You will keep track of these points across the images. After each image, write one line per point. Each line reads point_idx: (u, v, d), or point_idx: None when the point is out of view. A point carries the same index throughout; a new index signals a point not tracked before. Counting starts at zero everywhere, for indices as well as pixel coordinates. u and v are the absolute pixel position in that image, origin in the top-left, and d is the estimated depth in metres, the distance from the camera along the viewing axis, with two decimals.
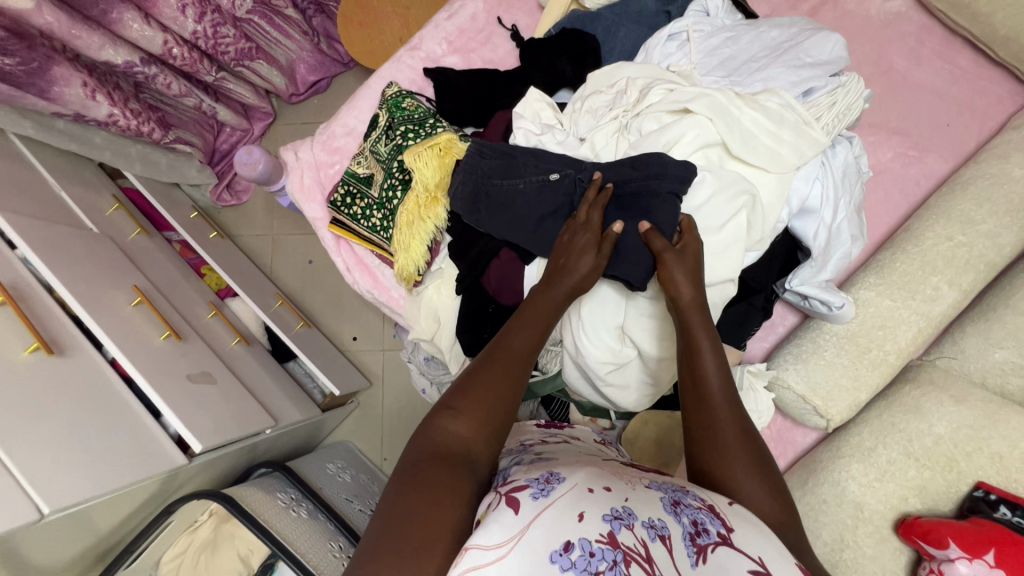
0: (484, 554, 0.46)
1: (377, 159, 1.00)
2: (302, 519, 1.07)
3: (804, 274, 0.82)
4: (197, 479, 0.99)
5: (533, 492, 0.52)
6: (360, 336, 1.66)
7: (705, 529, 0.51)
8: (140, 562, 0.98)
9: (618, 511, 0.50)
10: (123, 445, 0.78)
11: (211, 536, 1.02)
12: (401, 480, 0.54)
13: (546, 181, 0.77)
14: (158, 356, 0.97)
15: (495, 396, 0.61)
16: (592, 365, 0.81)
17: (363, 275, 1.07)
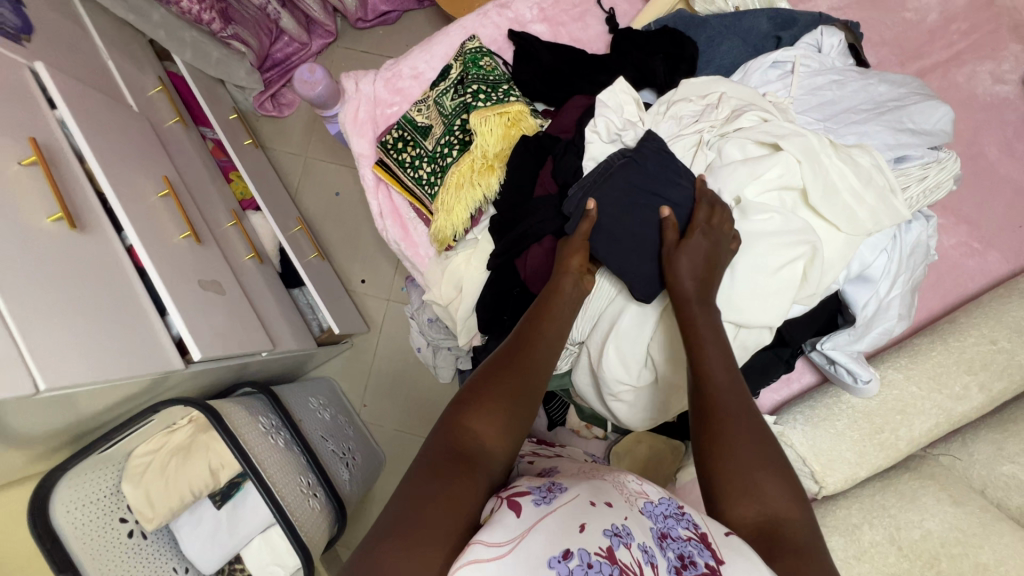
0: (487, 550, 0.46)
1: (439, 112, 0.96)
2: (275, 452, 1.05)
3: (839, 339, 0.81)
4: (185, 385, 0.97)
5: (535, 498, 0.53)
6: (368, 279, 1.64)
7: (693, 562, 0.50)
8: (112, 452, 0.98)
9: (618, 528, 0.50)
10: (126, 339, 0.77)
11: (185, 442, 1.02)
12: (415, 470, 0.55)
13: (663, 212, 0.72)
14: (173, 253, 0.94)
15: (512, 393, 0.62)
16: (607, 380, 0.81)
17: (395, 225, 1.04)
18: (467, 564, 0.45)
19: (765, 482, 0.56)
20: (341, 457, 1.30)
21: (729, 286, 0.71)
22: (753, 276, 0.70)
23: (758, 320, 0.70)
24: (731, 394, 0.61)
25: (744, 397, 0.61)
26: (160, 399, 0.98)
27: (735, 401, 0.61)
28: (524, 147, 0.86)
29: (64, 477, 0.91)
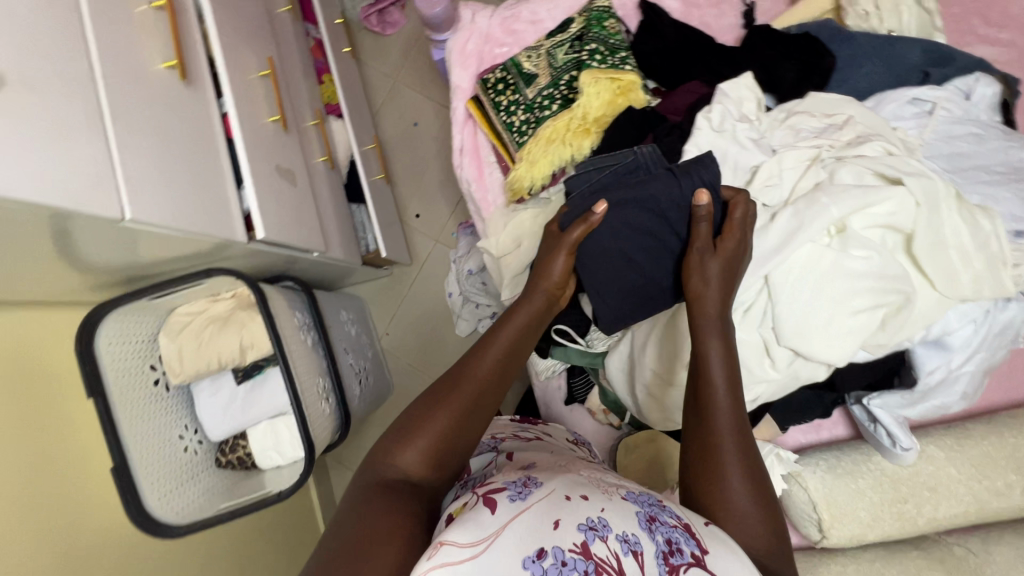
0: (457, 550, 0.48)
1: (549, 63, 0.94)
2: (304, 350, 1.08)
3: (891, 400, 0.77)
4: (240, 260, 1.00)
5: (510, 494, 0.54)
6: (423, 215, 1.66)
7: (680, 549, 0.51)
8: (158, 304, 1.03)
9: (594, 522, 0.51)
10: (196, 201, 0.78)
11: (225, 314, 1.07)
12: (347, 508, 0.57)
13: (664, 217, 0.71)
14: (260, 133, 0.96)
15: (448, 422, 0.63)
16: (644, 365, 0.80)
17: (471, 163, 1.04)
18: (441, 565, 0.46)
19: (750, 506, 0.57)
20: (357, 373, 1.34)
21: (806, 312, 0.67)
22: (833, 307, 0.66)
23: (822, 355, 0.67)
24: (729, 419, 0.61)
25: (744, 423, 0.61)
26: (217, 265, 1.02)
27: (733, 428, 0.60)
28: (627, 117, 0.83)
29: (114, 312, 0.95)
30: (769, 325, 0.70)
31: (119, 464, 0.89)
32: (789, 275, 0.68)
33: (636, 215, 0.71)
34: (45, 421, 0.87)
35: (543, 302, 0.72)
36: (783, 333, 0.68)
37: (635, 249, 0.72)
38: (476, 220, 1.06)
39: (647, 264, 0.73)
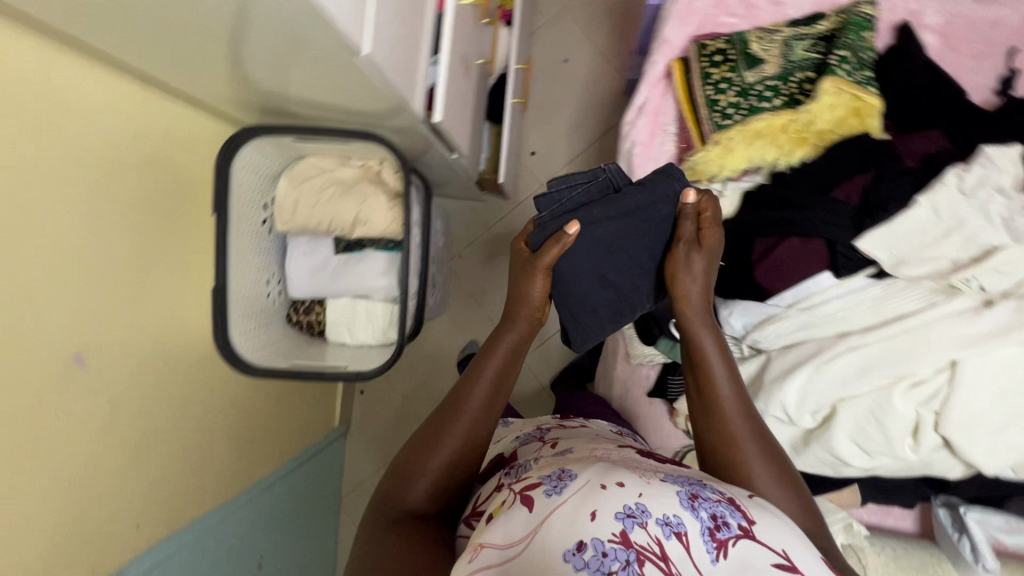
0: (496, 553, 0.51)
1: (782, 54, 0.87)
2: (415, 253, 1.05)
3: (992, 519, 0.77)
4: (391, 135, 0.94)
5: (547, 488, 0.56)
6: (537, 155, 1.59)
7: (726, 523, 0.52)
8: (293, 146, 0.99)
9: (631, 509, 0.52)
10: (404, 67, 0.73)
11: (351, 180, 1.03)
12: (365, 547, 0.60)
13: (641, 231, 0.78)
14: (461, 11, 0.89)
15: (448, 451, 0.66)
16: (767, 400, 0.76)
17: (646, 124, 0.96)
18: (481, 567, 0.50)
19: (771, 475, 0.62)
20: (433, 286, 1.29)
21: (981, 412, 0.66)
22: (1011, 418, 0.66)
23: (976, 456, 0.67)
24: (733, 403, 0.67)
25: (744, 400, 0.67)
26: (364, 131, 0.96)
27: (736, 410, 0.66)
28: (854, 143, 0.77)
29: (258, 138, 0.92)
30: (933, 407, 0.69)
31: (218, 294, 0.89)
32: (981, 370, 0.67)
33: (621, 228, 0.77)
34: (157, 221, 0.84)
35: (532, 324, 0.76)
36: (945, 422, 0.68)
37: (619, 263, 0.80)
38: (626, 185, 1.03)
39: (631, 275, 0.81)
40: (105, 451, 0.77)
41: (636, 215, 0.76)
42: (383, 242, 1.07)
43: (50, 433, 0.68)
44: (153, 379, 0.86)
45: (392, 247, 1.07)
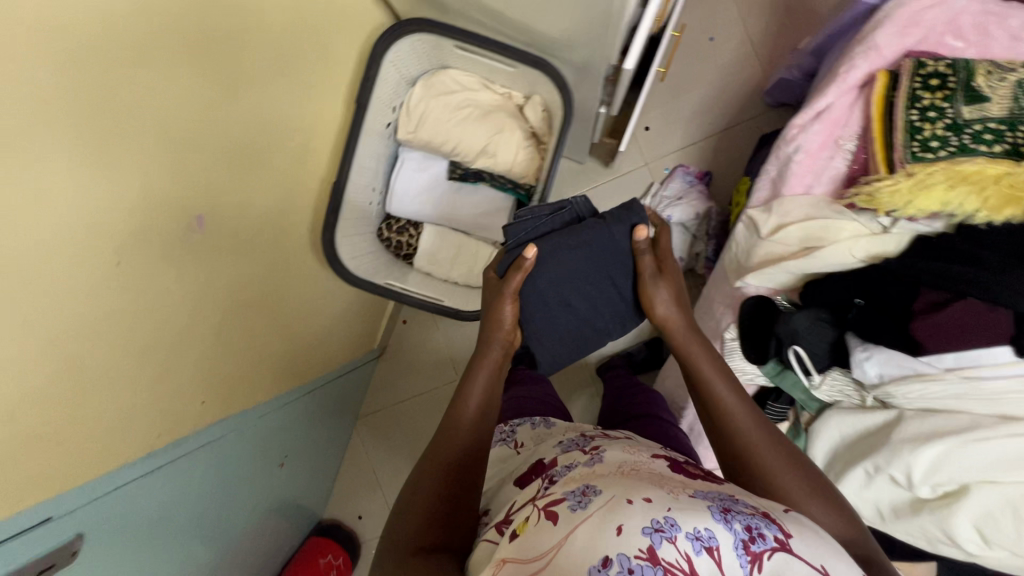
0: (523, 564, 0.47)
1: (1014, 96, 0.77)
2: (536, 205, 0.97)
3: None
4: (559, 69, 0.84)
5: (571, 502, 0.50)
6: (651, 132, 1.50)
7: (761, 535, 0.45)
8: (443, 53, 0.91)
9: (659, 521, 0.45)
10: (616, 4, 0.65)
11: (491, 107, 0.94)
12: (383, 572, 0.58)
13: (599, 266, 0.83)
14: None
15: (450, 469, 0.66)
16: (887, 456, 0.73)
17: (819, 134, 0.91)
18: None
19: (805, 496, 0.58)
20: None
21: None
22: None
23: None
24: (751, 422, 0.65)
25: (759, 416, 0.65)
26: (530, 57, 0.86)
27: (756, 429, 0.64)
28: None
29: (417, 32, 0.84)
30: None
31: (335, 191, 0.85)
32: None
33: (581, 257, 0.82)
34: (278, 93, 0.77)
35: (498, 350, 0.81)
36: None
37: (588, 290, 0.85)
38: (774, 192, 0.98)
39: (608, 312, 0.86)
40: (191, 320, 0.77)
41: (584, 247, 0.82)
42: (502, 180, 0.98)
43: (134, 290, 0.67)
44: (246, 258, 0.86)
45: (510, 188, 0.98)
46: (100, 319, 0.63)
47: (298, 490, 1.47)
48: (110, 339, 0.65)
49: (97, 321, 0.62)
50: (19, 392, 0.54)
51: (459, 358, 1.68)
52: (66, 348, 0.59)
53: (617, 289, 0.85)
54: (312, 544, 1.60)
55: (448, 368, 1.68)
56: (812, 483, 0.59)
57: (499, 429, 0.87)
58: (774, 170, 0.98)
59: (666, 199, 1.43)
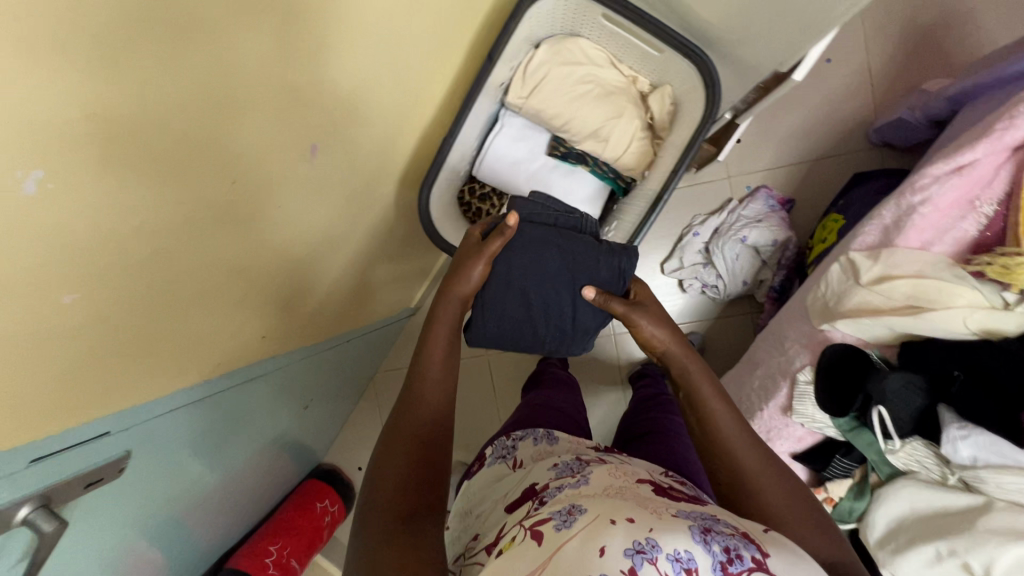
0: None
1: None
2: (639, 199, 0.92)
3: None
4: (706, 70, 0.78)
5: (556, 522, 0.50)
6: (742, 143, 1.43)
7: (738, 556, 0.45)
8: (581, 20, 0.83)
9: (642, 543, 0.45)
10: (789, 18, 0.64)
11: (613, 90, 0.88)
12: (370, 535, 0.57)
13: (566, 270, 0.85)
14: None
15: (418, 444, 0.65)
16: (962, 543, 0.73)
17: (955, 191, 0.85)
18: None
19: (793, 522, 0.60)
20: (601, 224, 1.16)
21: None
22: None
23: None
24: (747, 445, 0.66)
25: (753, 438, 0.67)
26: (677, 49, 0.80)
27: (755, 454, 0.66)
28: None
29: None
30: None
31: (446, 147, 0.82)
32: None
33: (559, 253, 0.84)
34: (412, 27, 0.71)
35: (458, 306, 0.80)
36: None
37: (547, 284, 0.86)
38: (886, 238, 0.92)
39: (554, 319, 0.87)
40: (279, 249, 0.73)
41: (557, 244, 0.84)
42: (605, 167, 0.93)
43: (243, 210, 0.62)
44: (337, 198, 0.81)
45: (610, 177, 0.94)
46: (207, 236, 0.58)
47: (310, 431, 1.46)
48: (209, 257, 0.61)
49: (205, 237, 0.58)
50: (119, 301, 0.50)
51: None
52: (172, 261, 0.55)
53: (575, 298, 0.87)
54: (312, 486, 1.59)
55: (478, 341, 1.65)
56: (799, 525, 0.60)
57: (498, 443, 0.83)
58: (891, 217, 0.92)
59: (745, 219, 1.38)
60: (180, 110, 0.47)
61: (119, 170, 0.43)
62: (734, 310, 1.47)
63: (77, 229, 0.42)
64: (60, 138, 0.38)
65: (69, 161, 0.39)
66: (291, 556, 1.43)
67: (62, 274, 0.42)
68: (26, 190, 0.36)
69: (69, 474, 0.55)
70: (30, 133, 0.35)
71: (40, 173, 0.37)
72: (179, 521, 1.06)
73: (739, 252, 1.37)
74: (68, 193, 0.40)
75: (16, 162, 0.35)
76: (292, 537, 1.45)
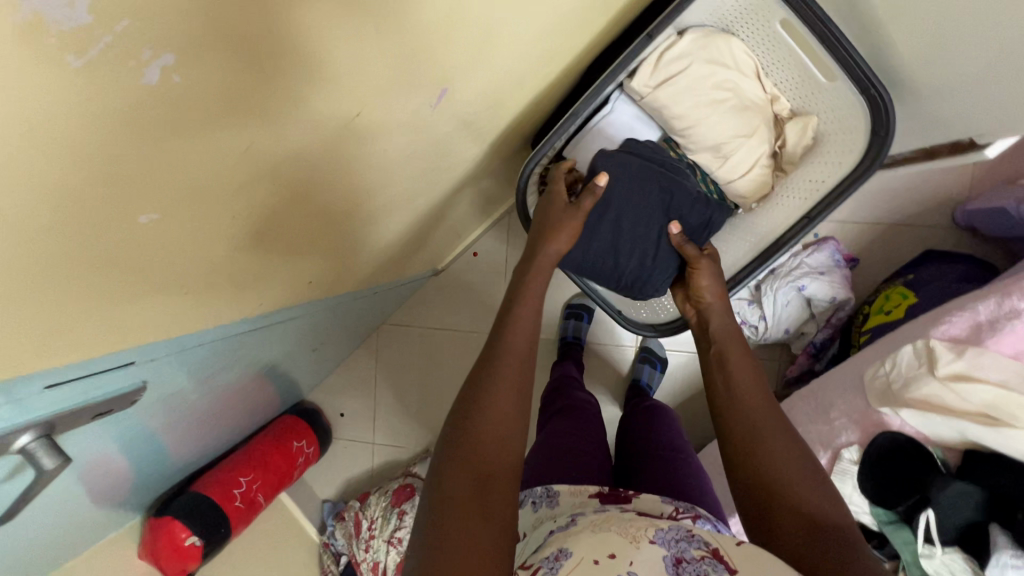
0: None
1: None
2: (749, 229, 0.94)
3: None
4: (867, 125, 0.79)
5: (545, 571, 0.56)
6: None
7: None
8: (756, 20, 0.80)
9: None
10: None
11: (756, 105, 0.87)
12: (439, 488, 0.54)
13: (661, 214, 0.86)
14: None
15: (501, 400, 0.61)
16: None
17: None
18: None
19: (798, 489, 0.58)
20: None
21: None
22: None
23: None
24: (763, 408, 0.66)
25: (770, 405, 0.66)
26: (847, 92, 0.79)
27: (770, 419, 0.65)
28: None
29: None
30: None
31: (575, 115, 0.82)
32: None
33: (656, 196, 0.86)
34: None
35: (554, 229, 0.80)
36: None
37: (640, 222, 0.86)
38: (975, 336, 0.87)
39: (637, 254, 0.88)
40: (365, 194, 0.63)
41: (659, 190, 0.86)
42: (709, 185, 0.93)
43: (357, 151, 0.52)
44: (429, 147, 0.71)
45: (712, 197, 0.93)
46: (312, 172, 0.49)
47: (302, 368, 1.36)
48: (303, 194, 0.51)
49: (311, 173, 0.48)
50: (195, 227, 0.41)
51: None
52: (267, 191, 0.45)
53: (659, 243, 0.87)
54: (291, 422, 1.51)
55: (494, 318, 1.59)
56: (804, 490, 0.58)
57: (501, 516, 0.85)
58: (986, 315, 0.87)
59: (806, 267, 1.29)
60: (355, 27, 0.37)
61: (264, 81, 0.33)
62: (763, 354, 1.42)
63: (188, 137, 0.32)
64: (217, 27, 0.27)
65: (216, 59, 0.29)
66: (258, 491, 1.36)
67: (143, 186, 0.33)
68: (146, 81, 0.26)
69: (83, 401, 0.48)
70: (185, 8, 0.25)
71: (171, 62, 0.27)
72: (157, 437, 0.97)
73: (791, 299, 1.29)
74: (194, 98, 0.30)
75: (152, 42, 0.25)
76: (264, 470, 1.38)
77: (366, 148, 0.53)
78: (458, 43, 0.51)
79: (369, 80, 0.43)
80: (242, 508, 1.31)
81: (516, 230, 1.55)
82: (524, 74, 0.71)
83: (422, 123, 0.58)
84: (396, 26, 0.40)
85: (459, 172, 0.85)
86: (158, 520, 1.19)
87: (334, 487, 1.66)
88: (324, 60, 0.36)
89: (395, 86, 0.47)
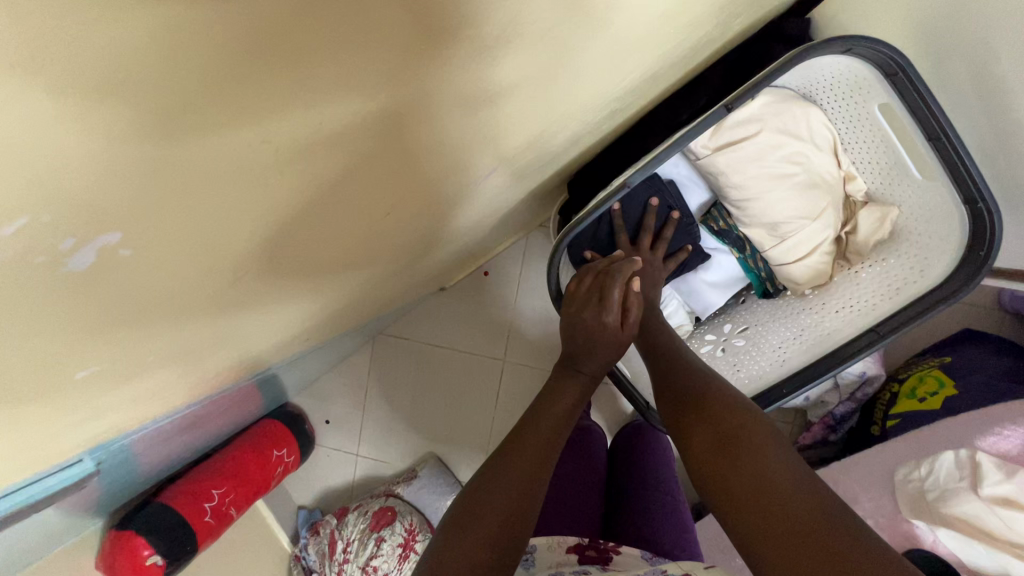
0: None
1: None
2: (801, 320, 0.92)
3: None
4: (953, 244, 0.79)
5: None
6: None
7: None
8: (849, 91, 0.78)
9: None
10: None
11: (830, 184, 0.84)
12: (454, 535, 0.51)
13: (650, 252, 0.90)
14: None
15: (526, 457, 0.60)
16: None
17: None
18: None
19: (700, 390, 0.66)
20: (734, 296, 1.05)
21: None
22: None
23: None
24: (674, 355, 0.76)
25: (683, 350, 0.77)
26: (946, 200, 0.78)
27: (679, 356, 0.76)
28: None
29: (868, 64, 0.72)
30: None
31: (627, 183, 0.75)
32: None
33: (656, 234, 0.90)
34: (639, 50, 0.51)
35: (593, 320, 0.74)
36: None
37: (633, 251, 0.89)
38: None
39: None
40: (375, 251, 0.55)
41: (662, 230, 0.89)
42: (758, 263, 0.93)
43: (372, 227, 0.45)
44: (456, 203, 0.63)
45: (759, 274, 0.93)
46: (316, 255, 0.41)
47: (292, 375, 1.27)
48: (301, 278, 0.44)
49: (314, 258, 0.41)
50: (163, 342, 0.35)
51: (517, 341, 1.50)
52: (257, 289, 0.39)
53: None
54: (273, 429, 1.43)
55: (498, 341, 1.51)
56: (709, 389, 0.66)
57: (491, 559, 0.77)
58: None
59: None
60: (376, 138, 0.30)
61: (248, 222, 0.28)
62: (778, 416, 1.34)
63: (146, 289, 0.27)
64: (182, 195, 0.22)
65: (182, 225, 0.24)
66: (231, 504, 1.30)
67: (94, 334, 0.27)
68: (75, 265, 0.21)
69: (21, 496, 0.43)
70: (129, 191, 0.20)
71: (116, 240, 0.22)
72: (131, 461, 0.90)
73: None
74: (153, 259, 0.25)
75: (82, 232, 0.20)
76: (238, 483, 1.33)
77: (375, 220, 0.45)
78: (498, 120, 0.42)
79: (383, 174, 0.35)
80: (212, 523, 1.25)
81: (533, 253, 1.46)
82: (566, 137, 0.63)
83: (448, 190, 0.50)
84: (419, 126, 0.33)
85: (482, 220, 0.77)
86: (119, 534, 1.13)
87: (312, 495, 1.58)
88: (328, 178, 0.30)
89: (411, 170, 0.39)
